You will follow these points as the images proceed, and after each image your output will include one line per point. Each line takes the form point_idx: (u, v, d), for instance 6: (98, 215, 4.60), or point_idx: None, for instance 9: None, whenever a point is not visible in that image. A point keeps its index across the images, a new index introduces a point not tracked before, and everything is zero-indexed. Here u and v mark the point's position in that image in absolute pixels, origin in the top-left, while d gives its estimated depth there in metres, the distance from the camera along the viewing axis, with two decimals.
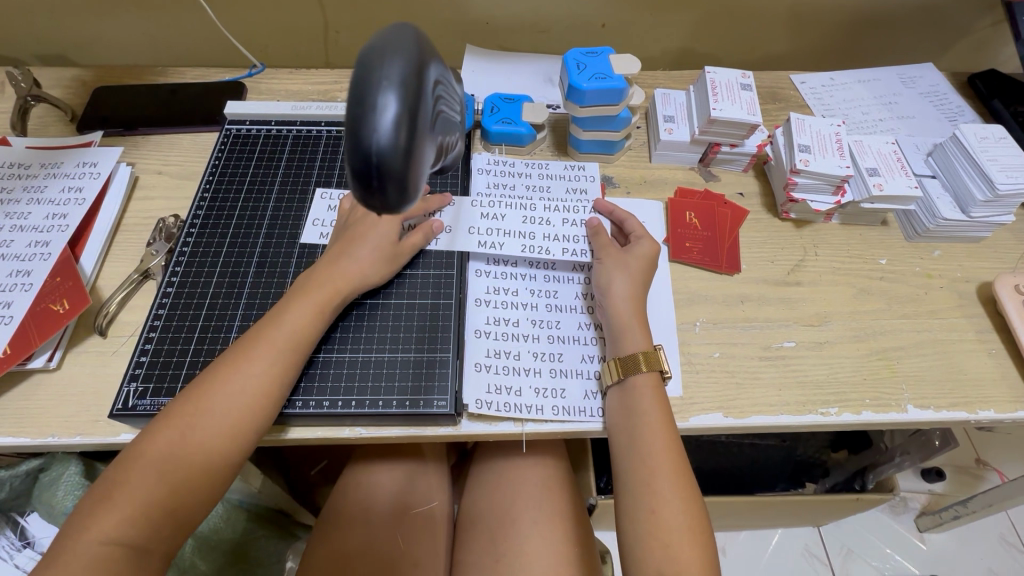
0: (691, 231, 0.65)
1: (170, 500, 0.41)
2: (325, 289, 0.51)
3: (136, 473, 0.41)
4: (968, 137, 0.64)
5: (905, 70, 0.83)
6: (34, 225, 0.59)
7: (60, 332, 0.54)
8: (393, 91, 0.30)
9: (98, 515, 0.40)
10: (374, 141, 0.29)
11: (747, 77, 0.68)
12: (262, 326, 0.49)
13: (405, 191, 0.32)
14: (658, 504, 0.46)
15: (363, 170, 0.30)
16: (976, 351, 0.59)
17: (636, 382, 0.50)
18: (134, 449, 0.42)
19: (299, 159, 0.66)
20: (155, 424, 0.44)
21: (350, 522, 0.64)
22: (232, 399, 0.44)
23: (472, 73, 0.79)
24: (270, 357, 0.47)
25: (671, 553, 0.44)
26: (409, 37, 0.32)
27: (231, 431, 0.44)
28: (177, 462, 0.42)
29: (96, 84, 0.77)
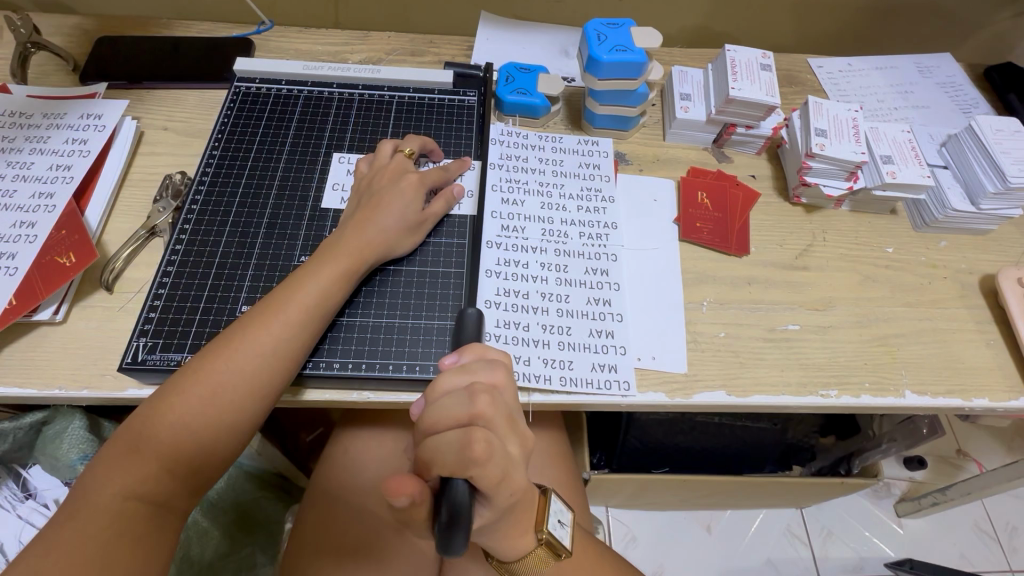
0: (702, 211, 0.65)
1: (197, 455, 0.42)
2: (351, 255, 0.51)
3: (165, 426, 0.41)
4: (984, 129, 0.64)
5: (922, 59, 0.82)
6: (37, 176, 0.58)
7: (65, 286, 0.53)
8: None
9: (123, 468, 0.40)
10: None
11: (767, 58, 0.67)
12: (286, 288, 0.48)
13: None
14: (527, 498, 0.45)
15: None
16: (974, 341, 0.60)
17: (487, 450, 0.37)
18: (161, 404, 0.42)
19: (309, 122, 0.65)
20: (181, 379, 0.43)
21: (338, 483, 0.67)
22: (259, 358, 0.45)
23: (487, 41, 0.77)
24: (298, 321, 0.47)
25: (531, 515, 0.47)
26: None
27: (256, 390, 0.44)
28: (207, 418, 0.42)
29: (99, 35, 0.74)
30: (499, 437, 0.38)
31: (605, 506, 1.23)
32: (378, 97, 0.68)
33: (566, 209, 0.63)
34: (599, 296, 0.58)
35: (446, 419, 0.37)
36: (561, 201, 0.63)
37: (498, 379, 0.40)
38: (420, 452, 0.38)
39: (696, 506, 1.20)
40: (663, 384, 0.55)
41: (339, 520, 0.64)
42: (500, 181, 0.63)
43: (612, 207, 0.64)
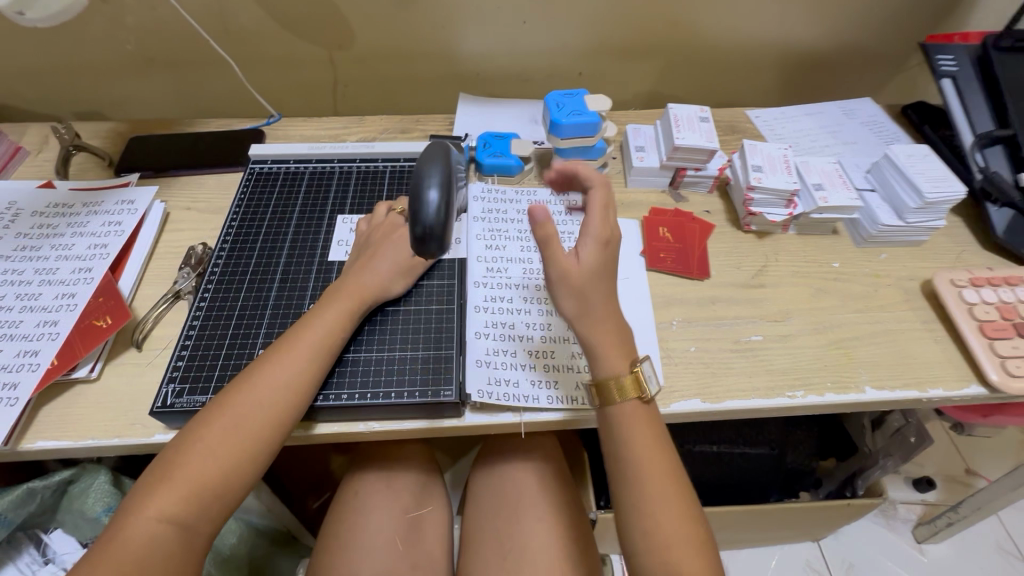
0: (665, 243, 0.73)
1: (221, 480, 0.47)
2: (352, 297, 0.58)
3: (193, 456, 0.46)
4: (899, 155, 0.74)
5: (846, 104, 0.94)
6: (77, 254, 0.66)
7: (101, 345, 0.59)
8: (435, 189, 0.50)
9: (156, 494, 0.45)
10: (425, 215, 0.49)
11: (704, 112, 0.78)
12: (298, 329, 0.55)
13: (442, 244, 0.50)
14: (653, 516, 0.46)
15: (419, 235, 0.49)
16: (923, 338, 0.66)
17: (619, 412, 0.50)
18: (193, 434, 0.48)
19: (315, 193, 0.74)
20: (208, 412, 0.49)
21: (347, 524, 0.71)
22: (276, 389, 0.50)
23: (466, 116, 0.89)
24: (308, 356, 0.53)
25: (665, 551, 0.45)
26: (441, 153, 0.53)
27: (274, 418, 0.50)
28: (229, 443, 0.48)
29: (131, 136, 0.86)
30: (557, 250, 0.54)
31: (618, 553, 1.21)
32: (374, 168, 0.78)
33: None
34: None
35: (615, 351, 0.51)
36: (539, 244, 0.72)
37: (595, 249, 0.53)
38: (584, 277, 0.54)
39: None
40: None
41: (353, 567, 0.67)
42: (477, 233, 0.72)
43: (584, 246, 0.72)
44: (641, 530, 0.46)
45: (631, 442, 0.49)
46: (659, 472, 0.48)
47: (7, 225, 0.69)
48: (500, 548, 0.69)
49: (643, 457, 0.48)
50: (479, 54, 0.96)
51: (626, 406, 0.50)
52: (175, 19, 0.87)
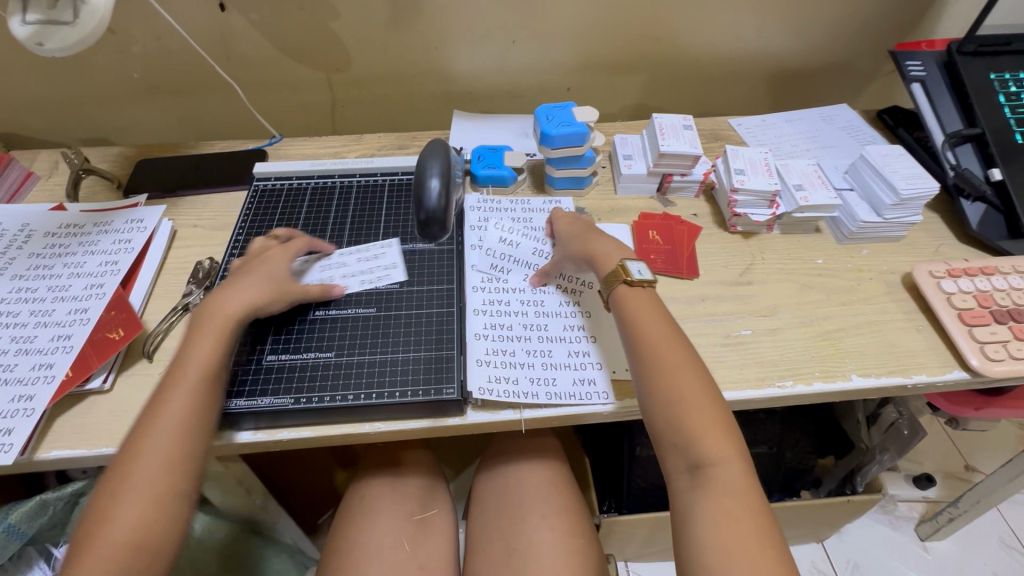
0: (655, 246, 0.76)
1: (139, 536, 0.46)
2: (214, 324, 0.56)
3: (109, 522, 0.45)
4: (874, 156, 0.77)
5: (823, 110, 0.99)
6: (89, 271, 0.69)
7: (114, 356, 0.62)
8: (434, 179, 0.59)
9: (85, 553, 0.45)
10: (427, 203, 0.59)
11: (687, 120, 0.82)
12: (172, 370, 0.53)
13: (443, 227, 0.60)
14: (676, 391, 0.52)
15: (423, 219, 0.59)
16: (906, 328, 0.68)
17: (621, 294, 0.61)
18: (106, 494, 0.47)
19: (318, 207, 0.77)
20: (112, 472, 0.48)
21: (353, 528, 0.73)
22: (165, 435, 0.49)
23: (460, 132, 0.93)
24: (183, 393, 0.52)
25: (690, 427, 0.50)
26: (439, 151, 0.62)
27: (170, 462, 0.49)
28: (138, 497, 0.47)
29: (138, 159, 0.89)
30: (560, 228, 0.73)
31: (623, 560, 1.21)
32: (373, 182, 0.81)
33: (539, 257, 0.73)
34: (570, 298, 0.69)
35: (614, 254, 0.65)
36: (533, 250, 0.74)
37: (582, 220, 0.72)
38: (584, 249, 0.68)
39: None
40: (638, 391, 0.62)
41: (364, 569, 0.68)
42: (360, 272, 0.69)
43: None
44: (663, 399, 0.52)
45: (637, 322, 0.58)
46: (677, 360, 0.54)
47: (20, 246, 0.72)
48: (507, 549, 0.70)
49: (657, 345, 0.55)
50: (471, 72, 1.00)
51: (626, 293, 0.61)
52: (180, 47, 0.91)
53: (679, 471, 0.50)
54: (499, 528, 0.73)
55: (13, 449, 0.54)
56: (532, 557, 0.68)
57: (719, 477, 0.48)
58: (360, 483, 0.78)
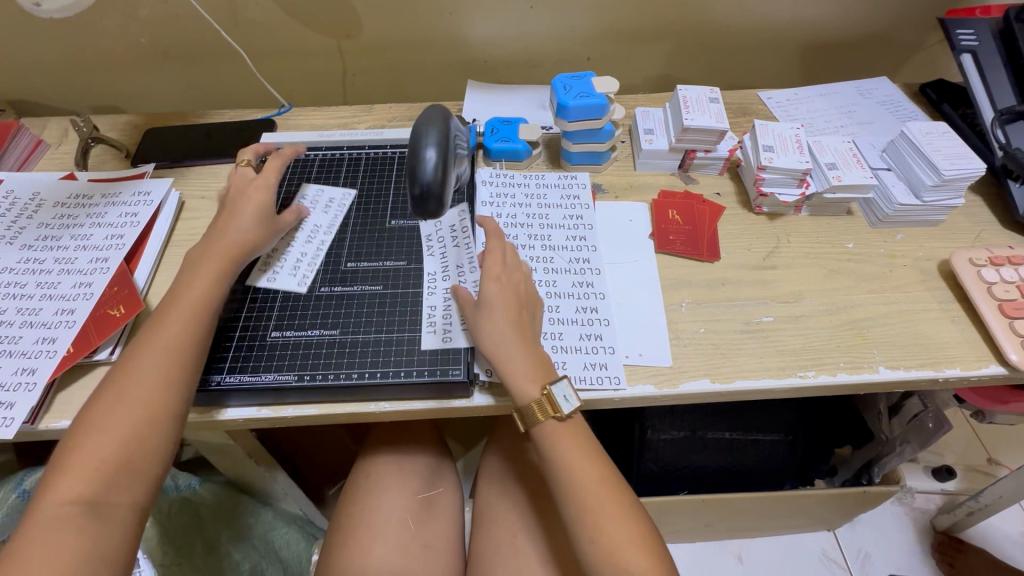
0: (674, 226, 0.73)
1: (123, 455, 0.47)
2: (220, 256, 0.59)
3: (94, 439, 0.47)
4: (915, 133, 0.72)
5: (861, 83, 0.92)
6: (95, 244, 0.68)
7: (118, 331, 0.61)
8: (432, 149, 0.53)
9: (61, 480, 0.45)
10: (425, 175, 0.52)
11: (714, 92, 0.77)
12: (173, 295, 0.56)
13: (440, 202, 0.53)
14: (599, 534, 0.51)
15: (418, 193, 0.52)
16: (939, 319, 0.64)
17: (543, 431, 0.54)
18: (104, 402, 0.49)
19: (325, 178, 0.75)
20: (115, 379, 0.50)
21: (359, 506, 0.73)
22: (157, 359, 0.51)
23: (473, 103, 0.89)
24: (185, 320, 0.54)
25: (619, 568, 0.49)
26: (440, 117, 0.56)
27: (165, 381, 0.50)
28: (121, 418, 0.48)
29: (147, 128, 0.88)
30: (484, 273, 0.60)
31: None
32: (382, 155, 0.78)
33: (552, 237, 0.71)
34: (583, 281, 0.67)
35: (528, 375, 0.54)
36: (545, 229, 0.71)
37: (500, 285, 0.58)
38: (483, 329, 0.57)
39: (722, 532, 1.18)
40: (651, 377, 0.60)
41: (367, 548, 0.68)
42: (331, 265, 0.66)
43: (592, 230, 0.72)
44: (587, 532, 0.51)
45: (567, 459, 0.53)
46: (604, 495, 0.52)
47: (30, 216, 0.71)
48: (513, 529, 0.70)
49: (580, 469, 0.53)
50: (487, 41, 0.96)
51: (551, 426, 0.54)
52: (186, 12, 0.88)
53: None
54: (504, 510, 0.72)
55: (17, 421, 0.54)
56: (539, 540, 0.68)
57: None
58: (364, 461, 0.78)
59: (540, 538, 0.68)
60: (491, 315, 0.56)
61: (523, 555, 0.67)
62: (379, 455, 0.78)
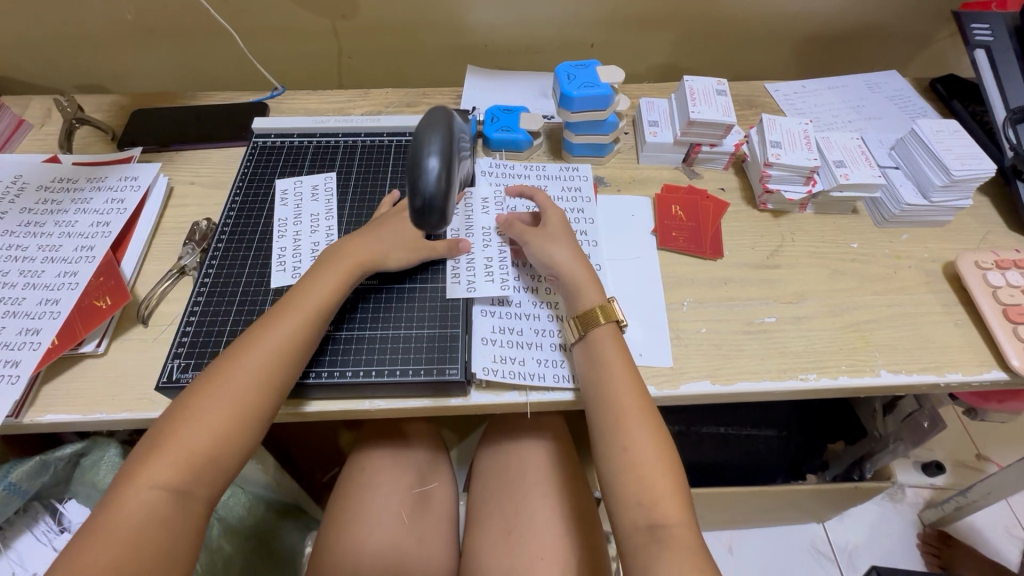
0: (677, 222, 0.71)
1: (212, 449, 0.46)
2: (348, 264, 0.57)
3: (192, 423, 0.46)
4: (925, 130, 0.70)
5: (870, 77, 0.90)
6: (80, 232, 0.66)
7: (105, 323, 0.59)
8: (433, 158, 0.47)
9: (151, 461, 0.45)
10: (425, 186, 0.47)
11: (722, 84, 0.75)
12: (291, 297, 0.54)
13: (443, 217, 0.49)
14: (630, 442, 0.51)
15: (419, 207, 0.48)
16: (942, 322, 0.64)
17: (598, 334, 0.56)
18: (209, 385, 0.48)
19: (319, 167, 0.72)
20: (224, 361, 0.50)
21: (352, 502, 0.72)
22: (262, 358, 0.50)
23: (473, 89, 0.86)
24: (296, 325, 0.52)
25: (644, 484, 0.49)
26: (443, 119, 0.50)
27: (264, 382, 0.49)
28: (221, 406, 0.47)
29: (134, 109, 0.85)
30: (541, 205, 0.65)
31: None
32: (378, 142, 0.75)
33: None
34: None
35: (591, 284, 0.58)
36: None
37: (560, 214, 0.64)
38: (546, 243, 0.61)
39: (714, 524, 1.19)
40: (651, 377, 0.59)
41: (359, 543, 0.68)
42: (292, 245, 0.64)
43: (593, 224, 0.70)
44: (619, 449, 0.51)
45: (607, 364, 0.54)
46: (636, 407, 0.52)
47: (12, 199, 0.69)
48: (507, 525, 0.69)
49: (622, 386, 0.53)
50: (488, 24, 0.92)
51: (604, 333, 0.56)
52: None
53: (635, 530, 0.48)
54: (498, 505, 0.72)
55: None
56: (533, 537, 0.67)
57: (673, 537, 0.47)
58: (357, 455, 0.78)
59: (534, 533, 0.68)
60: (557, 237, 0.61)
61: (520, 552, 0.66)
62: (373, 449, 0.77)
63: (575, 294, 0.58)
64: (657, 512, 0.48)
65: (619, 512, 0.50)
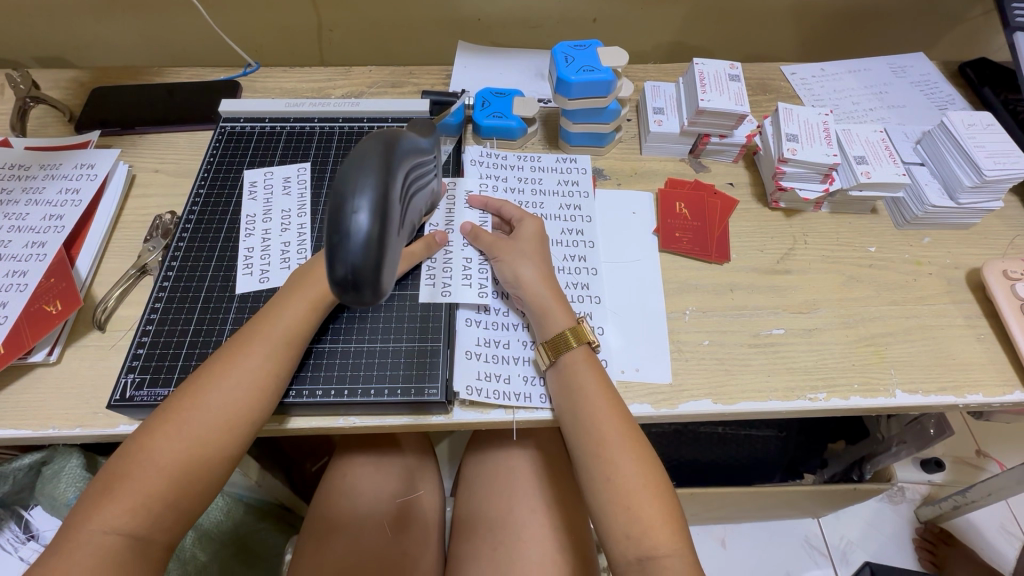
0: (681, 221, 0.66)
1: (172, 493, 0.42)
2: (319, 286, 0.52)
3: (148, 466, 0.42)
4: (957, 124, 0.64)
5: (895, 60, 0.83)
6: (31, 226, 0.60)
7: (57, 329, 0.54)
8: (363, 210, 0.35)
9: (104, 506, 0.41)
10: (350, 249, 0.34)
11: (735, 68, 0.68)
12: (259, 322, 0.50)
13: (378, 289, 0.36)
14: (614, 473, 0.47)
15: (341, 277, 0.35)
16: (964, 337, 0.59)
17: (569, 360, 0.51)
18: (165, 423, 0.44)
19: (292, 155, 0.66)
20: (183, 395, 0.45)
21: (332, 509, 0.69)
22: (224, 392, 0.45)
23: (463, 69, 0.80)
24: (265, 354, 0.48)
25: (632, 513, 0.45)
26: (376, 151, 0.37)
27: (228, 420, 0.45)
28: (179, 446, 0.43)
29: (94, 86, 0.78)
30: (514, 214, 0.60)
31: None
32: (357, 129, 0.69)
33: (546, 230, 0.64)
34: (577, 281, 0.60)
35: (559, 305, 0.54)
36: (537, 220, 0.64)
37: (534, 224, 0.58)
38: (514, 258, 0.56)
39: (705, 520, 1.15)
40: (648, 395, 0.54)
41: (336, 552, 0.65)
42: (260, 245, 0.60)
43: (589, 222, 0.65)
44: (604, 480, 0.47)
45: (584, 392, 0.50)
46: (618, 434, 0.48)
47: None
48: (493, 540, 0.65)
49: (600, 411, 0.49)
50: None
51: (577, 357, 0.51)
52: None
53: (626, 561, 0.45)
54: (485, 516, 0.68)
55: None
56: (520, 550, 0.64)
57: (666, 568, 0.44)
58: (338, 459, 0.75)
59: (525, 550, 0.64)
60: (529, 252, 0.56)
61: (505, 567, 0.63)
62: (353, 451, 0.74)
63: (544, 316, 0.53)
64: (647, 543, 0.44)
65: (607, 544, 0.46)
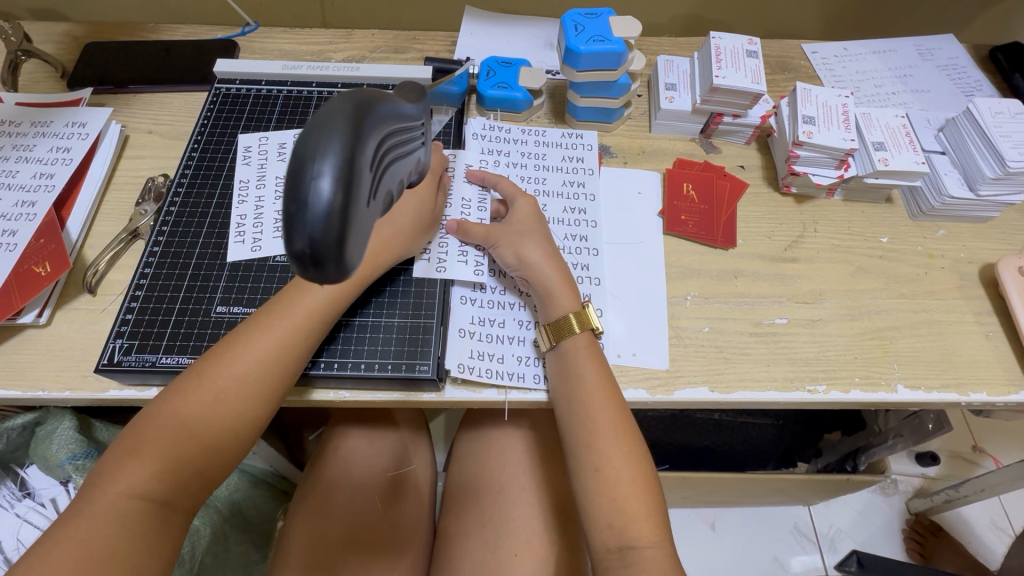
0: (688, 204, 0.63)
1: (200, 460, 0.43)
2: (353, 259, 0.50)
3: (178, 432, 0.42)
4: (983, 112, 0.61)
5: (923, 41, 0.79)
6: (21, 184, 0.59)
7: (46, 292, 0.54)
8: (328, 168, 0.28)
9: (130, 468, 0.41)
10: (308, 216, 0.27)
11: (754, 44, 0.65)
12: (294, 295, 0.49)
13: (345, 266, 0.29)
14: (603, 464, 0.46)
15: (299, 249, 0.28)
16: (972, 333, 0.57)
17: (571, 345, 0.50)
18: (196, 390, 0.44)
19: (288, 120, 0.64)
20: (215, 363, 0.45)
21: (322, 480, 0.69)
22: (259, 366, 0.45)
23: (469, 36, 0.76)
24: (302, 330, 0.47)
25: (620, 505, 0.45)
26: (352, 96, 0.31)
27: (262, 394, 0.45)
28: (213, 415, 0.43)
29: (87, 41, 0.75)
30: (509, 194, 0.58)
31: None
32: None
33: (547, 208, 0.62)
34: (578, 262, 0.59)
35: (565, 287, 0.52)
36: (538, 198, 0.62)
37: (529, 203, 0.57)
38: (516, 242, 0.54)
39: (696, 504, 1.16)
40: (644, 380, 0.54)
41: (326, 521, 0.66)
42: (253, 212, 0.58)
43: (592, 201, 0.63)
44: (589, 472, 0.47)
45: (582, 380, 0.49)
46: (612, 427, 0.47)
47: None
48: (481, 518, 0.66)
49: (592, 404, 0.48)
50: None
51: (579, 343, 0.50)
52: None
53: (606, 550, 0.45)
54: (475, 493, 0.68)
55: None
56: (508, 529, 0.64)
57: (647, 560, 0.44)
58: (330, 430, 0.74)
59: (514, 528, 0.64)
60: (531, 232, 0.55)
61: (493, 546, 0.63)
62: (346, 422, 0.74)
63: (548, 300, 0.52)
64: (630, 535, 0.44)
65: (590, 531, 0.46)
